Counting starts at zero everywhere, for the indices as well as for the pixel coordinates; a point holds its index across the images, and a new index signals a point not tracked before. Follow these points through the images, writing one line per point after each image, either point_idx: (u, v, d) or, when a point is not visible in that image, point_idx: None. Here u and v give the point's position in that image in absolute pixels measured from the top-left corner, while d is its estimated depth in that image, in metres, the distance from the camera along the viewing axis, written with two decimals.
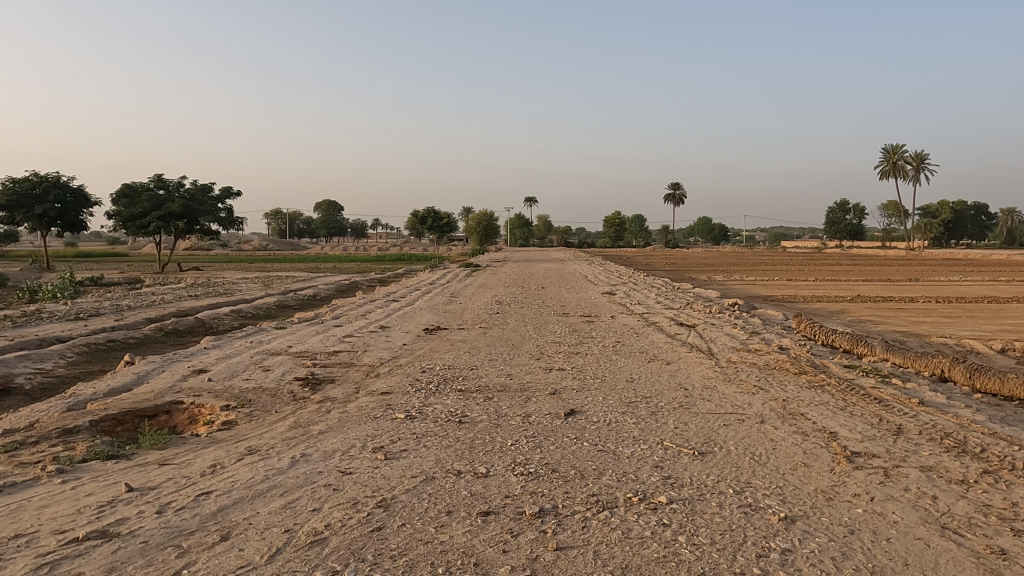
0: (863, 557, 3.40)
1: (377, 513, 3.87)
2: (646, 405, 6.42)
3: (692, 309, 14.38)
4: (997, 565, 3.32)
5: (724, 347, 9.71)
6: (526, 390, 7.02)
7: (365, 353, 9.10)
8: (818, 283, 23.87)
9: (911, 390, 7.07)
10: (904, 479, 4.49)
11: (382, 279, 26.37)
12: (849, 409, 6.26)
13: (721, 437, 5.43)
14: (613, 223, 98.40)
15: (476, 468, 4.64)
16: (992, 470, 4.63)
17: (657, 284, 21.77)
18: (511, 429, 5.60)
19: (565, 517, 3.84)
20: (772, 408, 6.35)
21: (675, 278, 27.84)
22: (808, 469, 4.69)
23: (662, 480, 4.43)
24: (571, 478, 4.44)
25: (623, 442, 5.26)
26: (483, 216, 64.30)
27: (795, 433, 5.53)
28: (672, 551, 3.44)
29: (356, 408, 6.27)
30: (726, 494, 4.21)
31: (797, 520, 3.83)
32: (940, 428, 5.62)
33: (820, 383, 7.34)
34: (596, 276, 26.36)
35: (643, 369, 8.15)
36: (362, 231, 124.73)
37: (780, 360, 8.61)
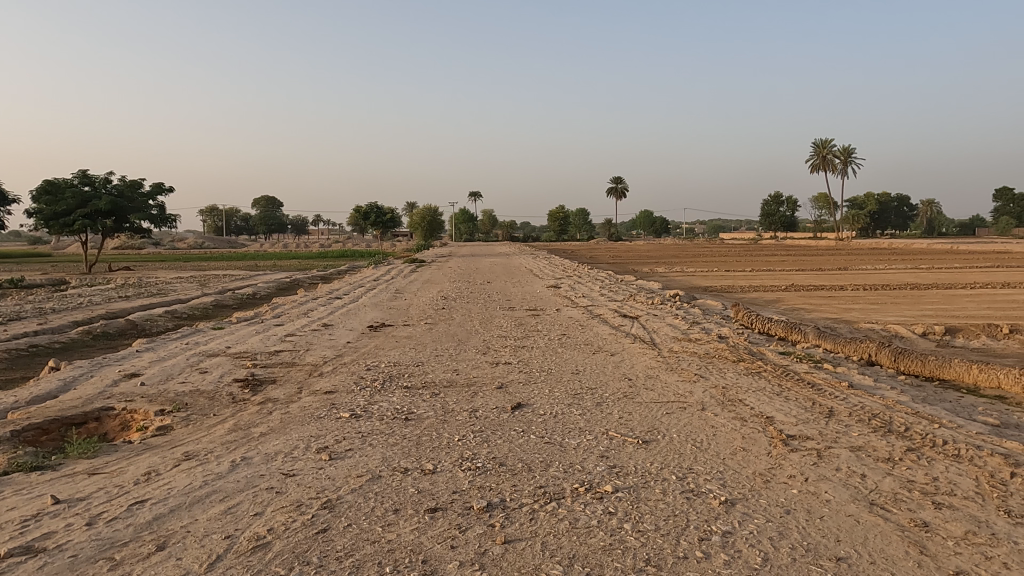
0: (798, 536, 3.53)
1: (322, 515, 3.80)
2: (592, 397, 6.51)
3: (635, 301, 14.66)
4: (920, 537, 3.51)
5: (666, 337, 9.93)
6: (473, 385, 7.00)
7: (308, 352, 8.91)
8: (755, 273, 24.69)
9: (842, 374, 7.40)
10: (836, 459, 4.69)
11: (325, 276, 25.83)
12: (785, 394, 6.51)
13: (664, 425, 5.56)
14: (557, 217, 99.39)
15: (424, 465, 4.60)
16: (915, 448, 4.89)
17: (601, 277, 22.07)
18: (458, 424, 5.58)
19: (513, 510, 3.85)
20: (712, 395, 6.54)
21: (619, 270, 28.36)
22: (747, 454, 4.85)
23: (608, 470, 4.50)
24: (519, 471, 4.47)
25: (569, 433, 5.31)
26: (426, 210, 63.58)
27: (734, 419, 5.71)
28: (618, 539, 3.50)
29: (299, 408, 6.14)
30: (669, 480, 4.32)
31: (737, 504, 3.95)
32: (868, 410, 5.91)
33: (757, 369, 7.60)
34: (541, 269, 26.53)
35: (588, 361, 8.27)
36: (304, 227, 121.90)
37: (719, 348, 8.87)
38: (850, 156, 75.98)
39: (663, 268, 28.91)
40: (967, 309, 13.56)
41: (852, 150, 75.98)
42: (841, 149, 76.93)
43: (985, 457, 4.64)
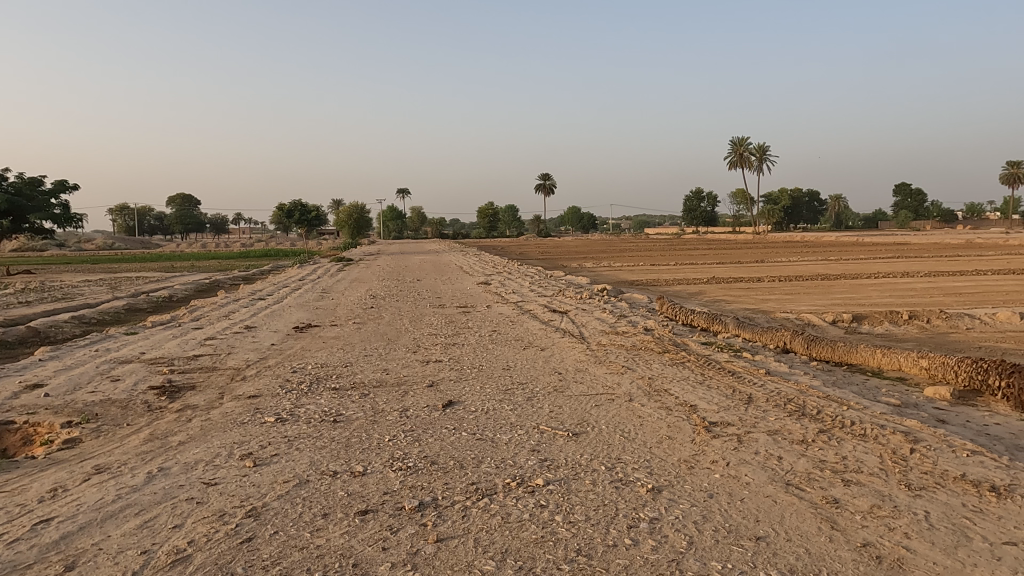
0: (721, 518, 3.68)
1: (246, 524, 3.67)
2: (523, 392, 6.56)
3: (564, 296, 14.84)
4: (832, 513, 3.72)
5: (594, 331, 10.10)
6: (404, 384, 6.93)
7: (230, 356, 8.58)
8: (679, 267, 25.45)
9: (759, 362, 7.75)
10: (754, 444, 4.91)
11: (248, 277, 24.91)
12: (707, 383, 6.76)
13: (593, 417, 5.66)
14: (486, 213, 99.50)
15: (353, 467, 4.51)
16: (826, 429, 5.18)
17: (531, 273, 22.29)
18: (388, 424, 5.50)
19: (445, 508, 3.84)
20: (639, 386, 6.72)
21: (548, 265, 28.70)
22: (672, 442, 5.00)
23: (539, 463, 4.55)
24: (450, 469, 4.45)
25: (500, 429, 5.33)
26: (354, 208, 62.50)
27: (660, 408, 5.89)
28: (549, 531, 3.54)
29: (220, 414, 5.90)
30: (598, 471, 4.40)
31: (663, 490, 4.08)
32: (783, 395, 6.21)
33: (681, 360, 7.87)
34: (471, 266, 26.51)
35: (518, 356, 8.33)
36: (223, 226, 117.11)
37: (645, 340, 9.12)
38: (765, 153, 79.50)
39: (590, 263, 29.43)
40: (871, 297, 14.45)
41: (767, 148, 79.53)
42: (756, 146, 80.36)
43: (887, 435, 4.96)
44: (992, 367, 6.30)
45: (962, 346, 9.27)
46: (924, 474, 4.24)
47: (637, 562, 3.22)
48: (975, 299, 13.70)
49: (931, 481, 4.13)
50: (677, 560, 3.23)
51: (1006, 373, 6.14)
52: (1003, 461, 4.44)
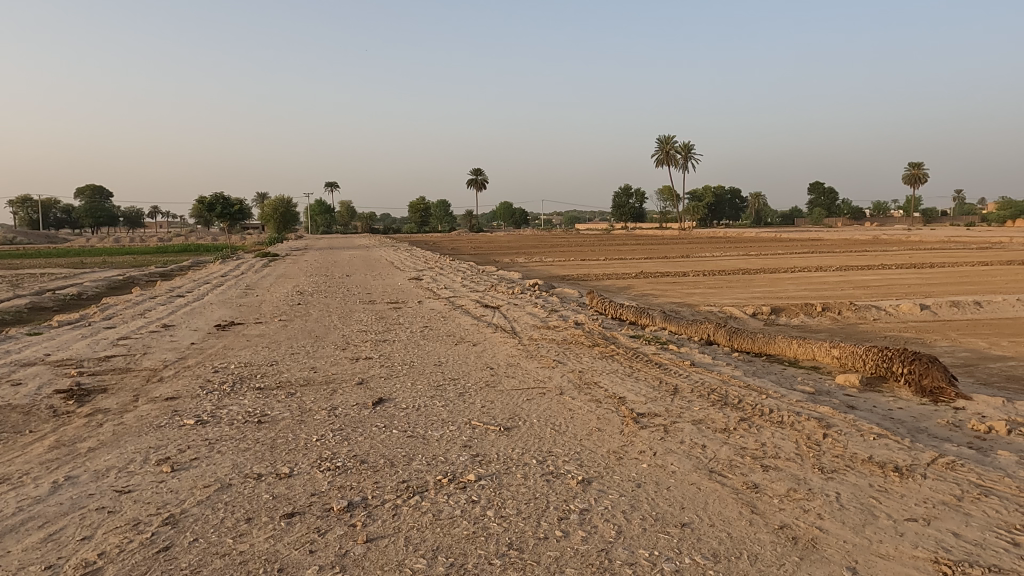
0: (648, 506, 3.77)
1: (163, 532, 3.49)
2: (454, 387, 6.52)
3: (496, 291, 14.85)
4: (752, 498, 3.87)
5: (526, 325, 10.15)
6: (332, 382, 6.77)
7: (146, 356, 8.15)
8: (609, 262, 25.88)
9: (685, 354, 7.99)
10: (680, 433, 5.06)
11: (165, 274, 23.71)
12: (635, 375, 6.92)
13: (525, 411, 5.69)
14: (418, 209, 98.41)
15: (279, 469, 4.36)
16: (747, 417, 5.39)
17: (462, 267, 22.21)
18: (316, 424, 5.35)
19: (375, 508, 3.77)
20: (570, 379, 6.81)
21: (481, 261, 28.71)
22: (601, 434, 5.09)
23: (471, 459, 4.53)
24: (380, 468, 4.37)
25: (431, 425, 5.28)
26: (279, 201, 60.52)
27: (590, 401, 5.99)
28: (481, 526, 3.53)
29: (135, 418, 5.60)
30: (529, 464, 4.43)
31: (593, 481, 4.14)
32: (707, 385, 6.43)
33: (610, 353, 8.02)
34: (402, 262, 26.17)
35: (450, 352, 8.28)
36: (138, 219, 111.16)
37: (576, 334, 9.24)
38: (691, 152, 82.02)
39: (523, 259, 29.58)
40: (787, 291, 15.16)
41: (692, 147, 82.11)
42: (682, 145, 82.84)
43: (802, 422, 5.21)
44: (895, 355, 6.71)
45: (869, 336, 9.86)
46: (836, 458, 4.47)
47: (568, 553, 3.25)
48: (881, 292, 14.59)
49: (842, 464, 4.36)
50: (606, 549, 3.28)
51: (908, 360, 6.55)
52: (905, 442, 4.74)
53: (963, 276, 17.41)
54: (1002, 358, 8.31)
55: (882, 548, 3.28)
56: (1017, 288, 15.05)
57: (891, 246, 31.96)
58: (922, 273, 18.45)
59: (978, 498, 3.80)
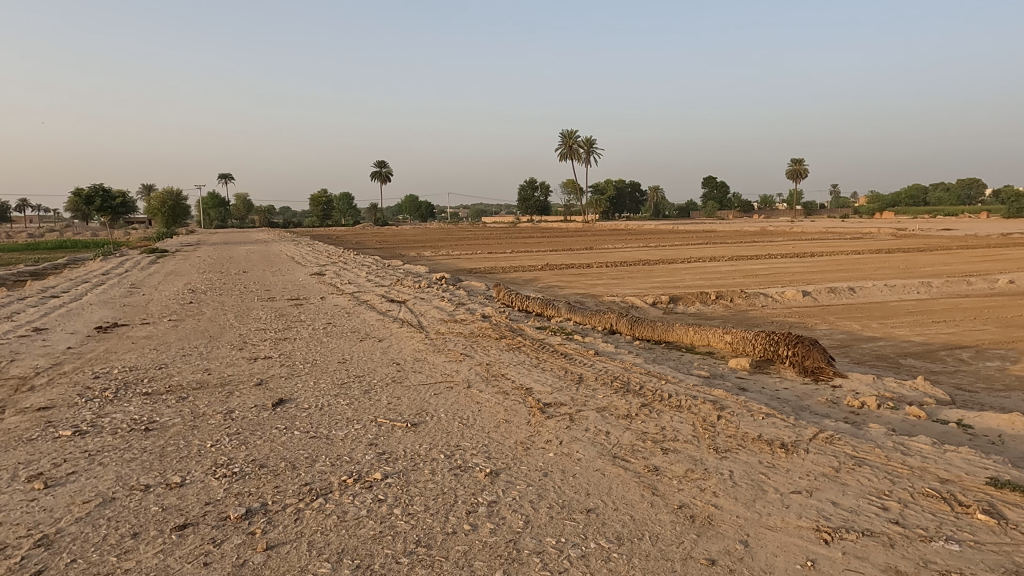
0: (555, 494, 3.82)
1: (34, 555, 3.18)
2: (359, 385, 6.36)
3: (402, 285, 14.65)
4: (654, 480, 4.01)
5: (433, 319, 10.04)
6: (228, 384, 6.42)
7: (14, 364, 7.40)
8: (515, 254, 26.16)
9: (589, 343, 8.18)
10: (585, 421, 5.17)
11: (36, 273, 21.66)
12: (541, 365, 7.02)
13: (432, 406, 5.63)
14: (319, 201, 95.00)
15: (169, 478, 4.09)
16: (648, 403, 5.58)
17: (367, 262, 21.70)
18: (210, 428, 5.06)
19: (276, 514, 3.60)
20: (477, 372, 6.82)
21: (386, 255, 28.21)
22: (509, 425, 5.12)
23: (377, 457, 4.43)
24: (281, 471, 4.19)
25: (335, 425, 5.12)
26: (167, 193, 56.95)
27: (497, 393, 6.01)
28: (388, 525, 3.46)
29: (1, 432, 5.07)
30: (437, 459, 4.38)
31: (500, 473, 4.15)
32: (611, 373, 6.61)
33: (517, 345, 8.08)
34: (303, 257, 25.24)
35: (355, 349, 8.07)
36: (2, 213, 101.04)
37: (483, 327, 9.25)
38: (593, 146, 84.06)
39: (429, 252, 29.32)
40: (683, 280, 15.86)
41: (594, 141, 84.20)
42: (585, 139, 84.75)
43: (699, 405, 5.46)
44: (781, 339, 7.15)
45: (758, 321, 10.48)
46: (729, 438, 4.71)
47: (476, 546, 3.24)
48: (767, 280, 15.54)
49: (734, 443, 4.60)
50: (514, 540, 3.30)
51: (792, 343, 7.01)
52: (790, 420, 5.07)
53: (840, 264, 18.86)
54: (872, 339, 9.08)
55: (771, 520, 3.48)
56: (884, 275, 16.48)
57: (776, 237, 34.15)
58: (803, 262, 19.83)
59: (853, 469, 4.12)
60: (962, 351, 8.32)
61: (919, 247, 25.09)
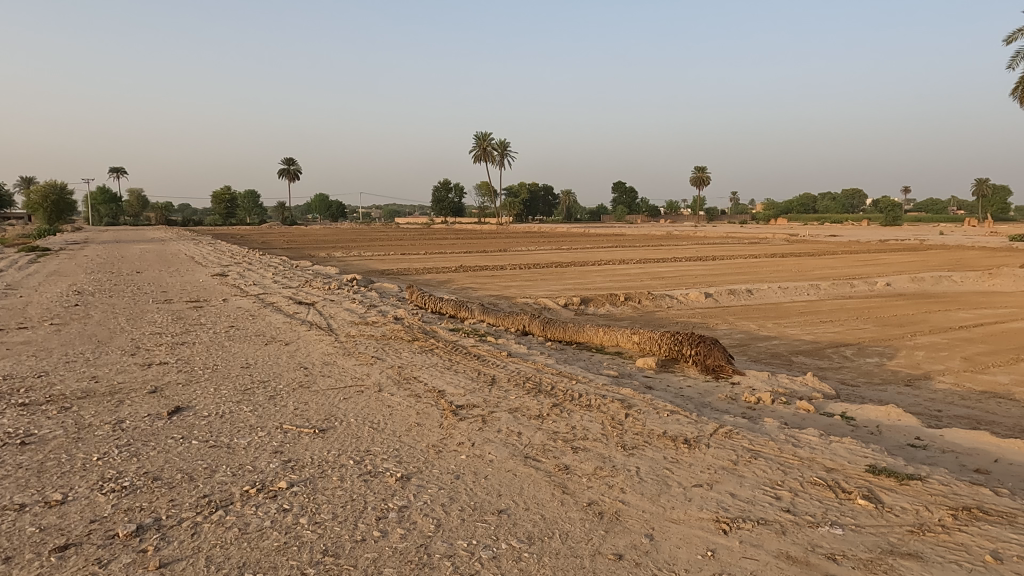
0: (466, 497, 3.81)
1: None
2: (263, 390, 6.09)
3: (311, 287, 14.19)
4: (564, 478, 4.08)
5: (343, 322, 9.78)
6: (118, 392, 5.99)
7: None
8: (429, 256, 25.97)
9: (502, 345, 8.22)
10: (497, 422, 5.18)
11: None
12: (454, 367, 7.00)
13: (341, 411, 5.48)
14: (221, 198, 90.13)
15: (48, 496, 3.76)
16: (559, 403, 5.67)
17: (273, 262, 20.87)
18: (97, 441, 4.71)
19: (170, 529, 3.39)
20: (389, 375, 6.69)
21: (294, 255, 27.30)
22: (421, 428, 5.05)
23: (282, 465, 4.26)
24: (177, 484, 3.95)
25: (237, 433, 4.88)
26: (49, 186, 52.61)
27: (409, 396, 5.91)
28: (293, 536, 3.33)
29: None
30: (346, 465, 4.26)
31: (412, 477, 4.09)
32: (523, 374, 6.67)
33: (429, 347, 8.01)
34: (203, 256, 23.97)
35: (260, 353, 7.73)
36: None
37: (395, 329, 9.11)
38: (506, 148, 84.61)
39: (340, 253, 28.58)
40: (593, 282, 16.25)
41: (508, 144, 84.83)
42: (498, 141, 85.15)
43: (608, 404, 5.59)
44: (685, 339, 7.45)
45: (664, 322, 10.88)
46: (635, 435, 4.86)
47: (386, 553, 3.18)
48: (672, 282, 16.18)
49: (640, 440, 4.75)
50: (425, 545, 3.26)
51: (695, 343, 7.32)
52: (692, 417, 5.29)
53: (739, 267, 19.93)
54: (767, 338, 9.64)
55: (674, 513, 3.62)
56: (778, 277, 17.55)
57: (681, 241, 35.63)
58: (705, 265, 20.84)
59: (749, 461, 4.34)
60: (846, 348, 8.98)
61: (807, 252, 26.92)
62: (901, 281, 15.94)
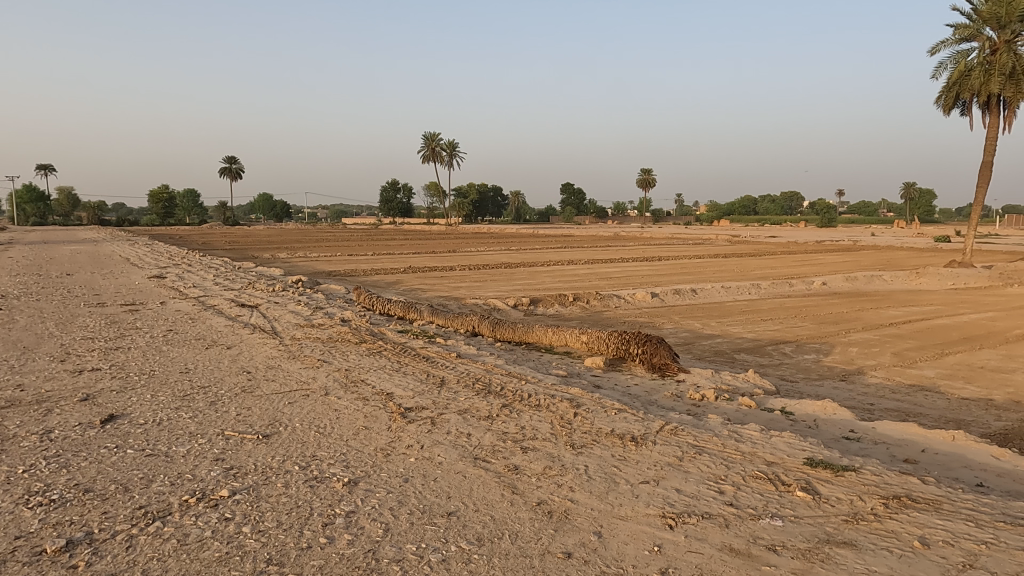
0: (415, 500, 3.77)
1: None
2: (204, 396, 5.89)
3: (254, 289, 13.81)
4: (514, 479, 4.08)
5: (287, 325, 9.54)
6: (47, 401, 5.69)
7: None
8: (378, 257, 25.67)
9: (451, 346, 8.18)
10: (446, 424, 5.15)
11: None
12: (403, 369, 6.92)
13: (286, 416, 5.35)
14: (158, 197, 86.68)
15: None
16: (508, 403, 5.67)
17: (215, 264, 20.22)
18: (23, 452, 4.45)
19: (103, 543, 3.24)
20: (335, 378, 6.57)
21: (236, 256, 26.55)
22: (369, 432, 4.98)
23: (223, 473, 4.13)
24: (110, 495, 3.77)
25: (176, 440, 4.71)
26: None
27: (356, 399, 5.82)
28: (236, 545, 3.23)
29: None
30: (291, 472, 4.16)
31: (359, 482, 4.02)
32: (472, 375, 6.66)
33: (378, 349, 7.90)
34: (139, 258, 23.03)
35: (200, 357, 7.48)
36: None
37: (342, 331, 8.95)
38: (455, 149, 84.17)
39: (284, 253, 27.89)
40: (543, 282, 16.36)
41: (457, 145, 84.49)
42: (448, 142, 84.71)
43: (557, 404, 5.62)
44: (632, 339, 7.56)
45: (612, 321, 11.03)
46: (584, 434, 4.91)
47: (333, 559, 3.11)
48: (619, 282, 16.43)
49: (589, 439, 4.80)
50: (374, 550, 3.21)
51: (641, 342, 7.44)
52: (639, 414, 5.38)
53: (684, 267, 20.42)
54: (712, 336, 9.89)
55: (622, 510, 3.67)
56: (721, 277, 18.10)
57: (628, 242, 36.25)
58: (651, 265, 21.25)
59: (694, 457, 4.44)
60: (785, 346, 9.29)
61: (748, 252, 27.78)
62: (836, 280, 16.62)
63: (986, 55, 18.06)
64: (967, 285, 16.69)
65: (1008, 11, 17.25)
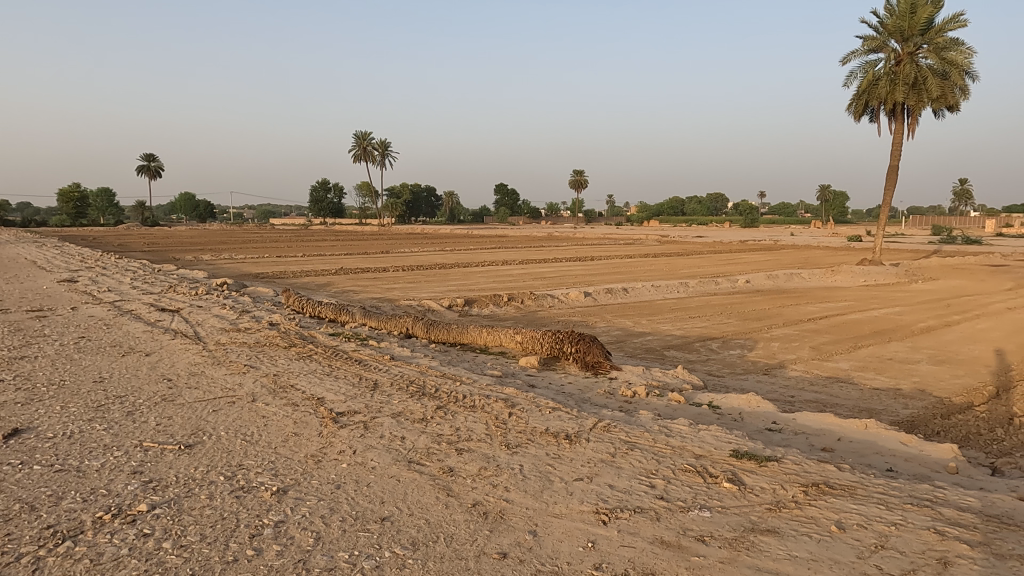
0: (347, 507, 3.68)
1: None
2: (120, 407, 5.57)
3: (175, 292, 13.18)
4: (449, 481, 4.05)
5: (212, 329, 9.15)
6: None
7: None
8: (308, 258, 25.06)
9: (385, 348, 8.06)
10: (380, 428, 5.05)
11: None
12: (334, 373, 6.76)
13: (210, 424, 5.12)
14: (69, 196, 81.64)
15: None
16: (443, 405, 5.63)
17: (132, 267, 19.18)
18: None
19: (5, 567, 3.01)
20: (263, 384, 6.34)
21: (156, 259, 25.32)
22: (299, 438, 4.83)
23: (141, 487, 3.91)
24: (14, 516, 3.51)
25: (89, 454, 4.44)
26: None
27: (285, 405, 5.64)
28: (155, 562, 3.07)
29: None
30: (215, 482, 3.99)
31: (289, 490, 3.90)
32: (406, 377, 6.56)
33: (308, 353, 7.69)
34: (47, 260, 21.60)
35: (116, 366, 7.07)
36: None
37: (270, 335, 8.66)
38: (387, 148, 83.00)
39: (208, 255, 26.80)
40: (477, 283, 16.35)
41: (390, 145, 83.45)
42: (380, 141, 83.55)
43: (491, 404, 5.62)
44: (565, 338, 7.63)
45: (546, 321, 11.12)
46: (519, 433, 4.92)
47: (261, 572, 3.00)
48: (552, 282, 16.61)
49: (524, 438, 4.82)
50: (304, 560, 3.11)
51: (575, 341, 7.54)
52: (573, 412, 5.44)
53: (615, 267, 20.87)
54: (643, 334, 10.11)
55: (557, 508, 3.69)
56: (651, 276, 18.57)
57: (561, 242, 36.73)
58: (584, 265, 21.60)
59: (627, 453, 4.53)
60: (712, 342, 9.60)
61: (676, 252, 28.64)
62: (758, 278, 17.33)
63: (892, 65, 19.23)
64: (877, 282, 17.73)
65: (909, 24, 18.57)
